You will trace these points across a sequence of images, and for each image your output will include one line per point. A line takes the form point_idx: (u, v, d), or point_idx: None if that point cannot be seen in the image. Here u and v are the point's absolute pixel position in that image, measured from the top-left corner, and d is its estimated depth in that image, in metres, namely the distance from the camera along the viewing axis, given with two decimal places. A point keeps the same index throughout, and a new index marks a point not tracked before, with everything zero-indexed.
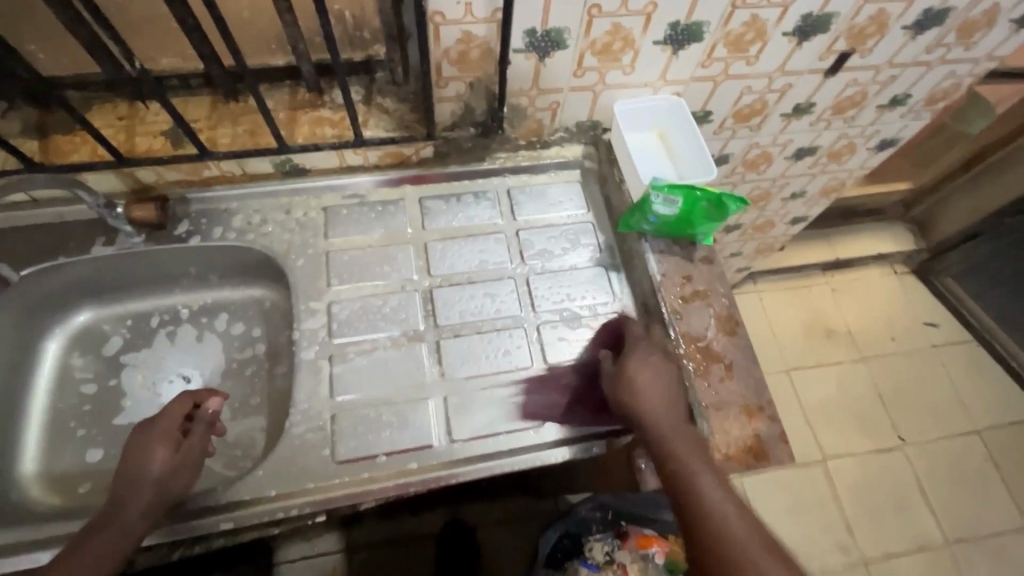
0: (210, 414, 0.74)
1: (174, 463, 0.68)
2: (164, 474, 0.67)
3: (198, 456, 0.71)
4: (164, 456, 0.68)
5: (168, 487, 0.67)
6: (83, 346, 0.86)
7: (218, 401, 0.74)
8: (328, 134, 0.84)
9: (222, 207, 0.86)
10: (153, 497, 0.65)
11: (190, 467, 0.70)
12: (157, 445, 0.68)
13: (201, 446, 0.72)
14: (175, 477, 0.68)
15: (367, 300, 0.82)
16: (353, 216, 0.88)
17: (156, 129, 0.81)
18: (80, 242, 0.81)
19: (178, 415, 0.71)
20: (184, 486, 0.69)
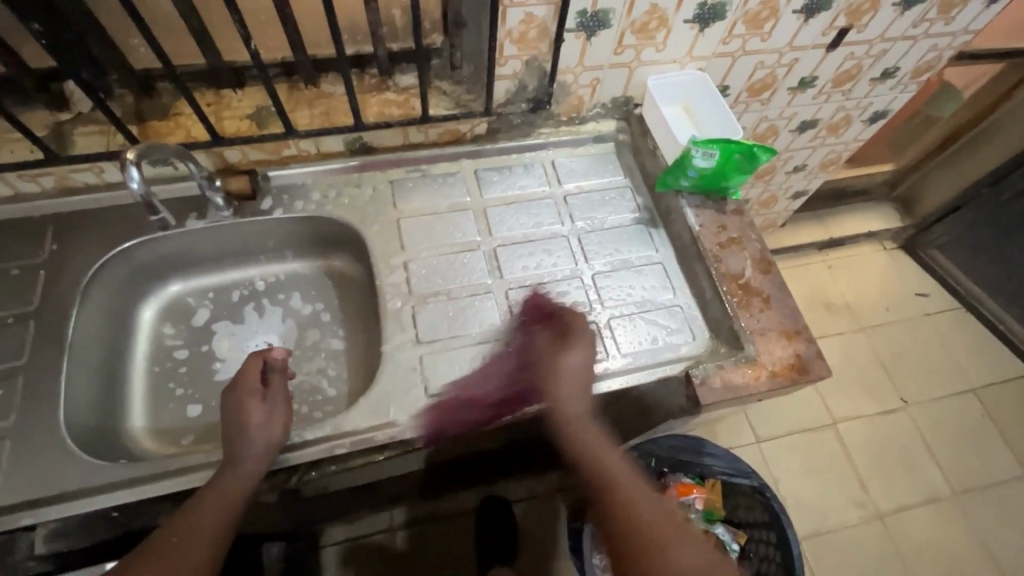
0: (280, 363, 0.81)
1: (264, 414, 0.75)
2: (259, 422, 0.74)
3: (285, 405, 0.78)
4: (255, 408, 0.75)
5: (265, 431, 0.74)
6: (173, 316, 0.93)
7: (282, 351, 0.81)
8: (395, 113, 0.94)
9: (299, 183, 0.95)
10: (261, 447, 0.73)
11: (279, 410, 0.76)
12: (247, 400, 0.75)
13: (284, 391, 0.79)
14: (271, 424, 0.75)
15: (438, 259, 0.91)
16: (418, 188, 0.97)
17: (242, 112, 0.90)
18: (175, 217, 0.89)
19: (255, 375, 0.78)
20: (281, 430, 0.75)
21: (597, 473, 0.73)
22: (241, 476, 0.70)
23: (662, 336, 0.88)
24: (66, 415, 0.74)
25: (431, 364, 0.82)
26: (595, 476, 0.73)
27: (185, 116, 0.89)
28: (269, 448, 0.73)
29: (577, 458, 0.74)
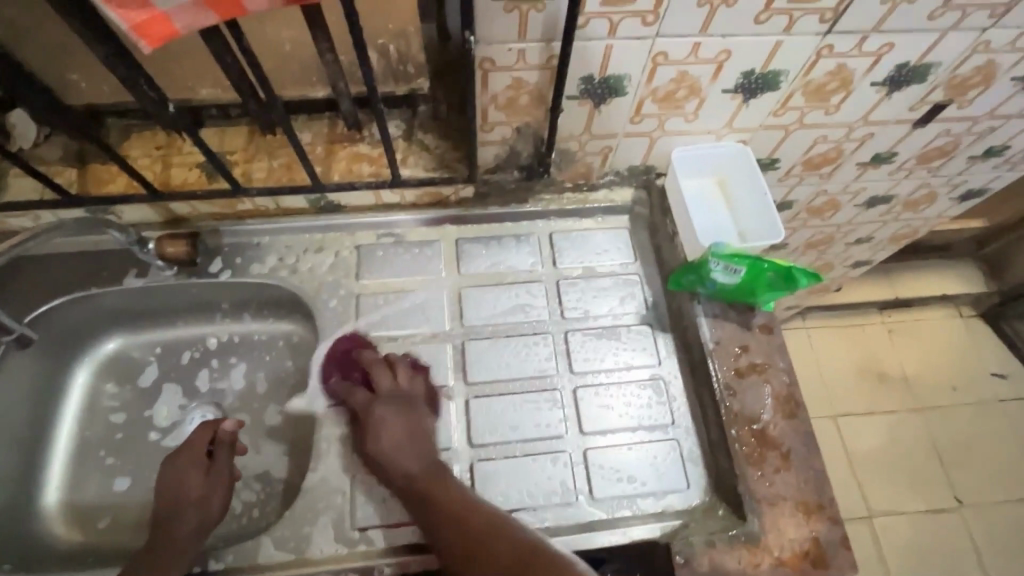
0: (229, 436, 0.75)
1: (202, 493, 0.70)
2: (197, 497, 0.70)
3: (225, 480, 0.73)
4: (193, 485, 0.71)
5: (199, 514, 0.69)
6: (111, 375, 0.85)
7: (234, 423, 0.76)
8: (365, 172, 0.80)
9: (254, 242, 0.83)
10: (194, 524, 0.68)
11: (220, 487, 0.72)
12: (186, 476, 0.71)
13: (227, 468, 0.74)
14: (208, 502, 0.70)
15: (397, 349, 0.78)
16: (388, 258, 0.84)
17: (192, 160, 0.79)
18: (113, 273, 0.80)
19: (201, 445, 0.74)
20: (215, 515, 0.70)
21: (438, 544, 0.64)
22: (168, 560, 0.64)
23: (649, 481, 0.72)
24: None
25: (366, 486, 0.70)
26: (444, 550, 0.63)
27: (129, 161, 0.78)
28: (200, 534, 0.68)
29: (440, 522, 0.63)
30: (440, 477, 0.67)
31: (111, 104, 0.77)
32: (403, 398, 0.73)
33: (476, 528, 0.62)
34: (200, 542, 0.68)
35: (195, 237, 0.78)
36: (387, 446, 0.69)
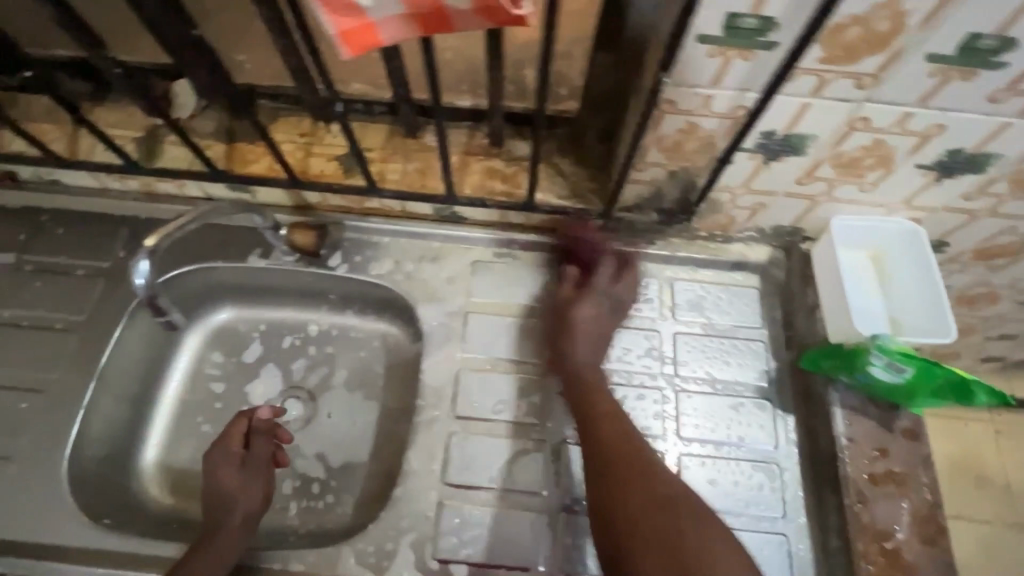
0: (264, 423, 0.72)
1: (241, 486, 0.69)
2: (236, 489, 0.68)
3: (261, 471, 0.71)
4: (231, 478, 0.69)
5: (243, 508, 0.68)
6: (220, 344, 0.88)
7: (269, 411, 0.72)
8: (497, 189, 0.78)
9: (373, 240, 0.83)
10: (238, 519, 0.66)
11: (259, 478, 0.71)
12: (222, 469, 0.69)
13: (268, 455, 0.72)
14: (249, 494, 0.69)
15: (500, 375, 0.76)
16: (501, 279, 0.81)
17: (331, 152, 0.79)
18: (239, 249, 0.82)
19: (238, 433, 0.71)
20: (257, 507, 0.69)
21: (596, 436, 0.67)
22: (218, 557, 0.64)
23: None
24: (74, 450, 0.70)
25: (450, 517, 0.68)
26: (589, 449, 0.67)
27: (274, 143, 0.80)
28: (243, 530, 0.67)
29: (606, 416, 0.68)
30: (601, 379, 0.72)
31: (267, 86, 0.78)
32: (612, 299, 0.76)
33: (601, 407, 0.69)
34: (247, 538, 0.66)
35: (323, 232, 0.80)
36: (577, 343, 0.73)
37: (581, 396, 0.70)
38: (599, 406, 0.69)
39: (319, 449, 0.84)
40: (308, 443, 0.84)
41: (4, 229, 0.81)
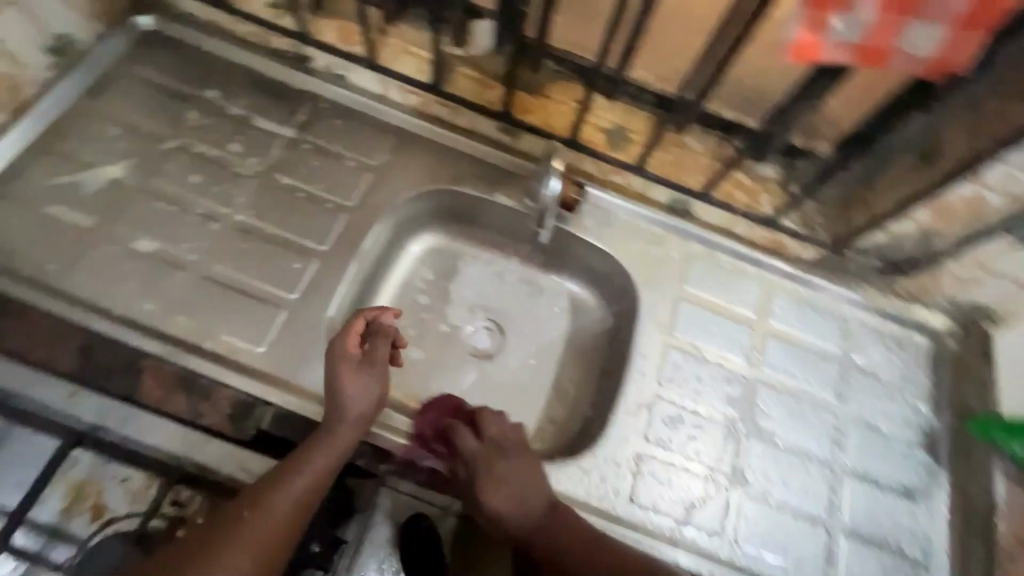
0: (382, 324, 0.74)
1: (359, 385, 0.69)
2: (353, 386, 0.69)
3: (387, 373, 0.73)
4: (348, 378, 0.69)
5: (478, 444, 0.74)
6: (428, 262, 0.94)
7: (391, 315, 0.74)
8: (739, 199, 0.88)
9: (606, 210, 0.90)
10: (353, 416, 0.67)
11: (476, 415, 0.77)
12: (341, 369, 0.69)
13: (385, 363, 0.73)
14: (366, 397, 0.69)
15: (700, 363, 0.83)
16: (712, 279, 0.88)
17: (600, 123, 0.88)
18: (488, 184, 0.89)
19: (356, 336, 0.72)
20: (372, 409, 0.69)
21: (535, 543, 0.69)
22: (327, 453, 0.65)
23: None
24: (333, 316, 0.78)
25: (648, 471, 0.76)
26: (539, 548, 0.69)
27: (551, 101, 0.87)
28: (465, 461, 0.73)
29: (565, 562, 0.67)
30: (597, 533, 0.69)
31: (560, 50, 0.84)
32: (507, 452, 0.73)
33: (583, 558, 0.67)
34: (359, 433, 0.68)
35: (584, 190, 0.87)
36: (500, 505, 0.69)
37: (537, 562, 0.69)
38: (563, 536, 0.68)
39: (499, 382, 0.89)
40: (493, 373, 0.90)
41: (288, 106, 0.89)
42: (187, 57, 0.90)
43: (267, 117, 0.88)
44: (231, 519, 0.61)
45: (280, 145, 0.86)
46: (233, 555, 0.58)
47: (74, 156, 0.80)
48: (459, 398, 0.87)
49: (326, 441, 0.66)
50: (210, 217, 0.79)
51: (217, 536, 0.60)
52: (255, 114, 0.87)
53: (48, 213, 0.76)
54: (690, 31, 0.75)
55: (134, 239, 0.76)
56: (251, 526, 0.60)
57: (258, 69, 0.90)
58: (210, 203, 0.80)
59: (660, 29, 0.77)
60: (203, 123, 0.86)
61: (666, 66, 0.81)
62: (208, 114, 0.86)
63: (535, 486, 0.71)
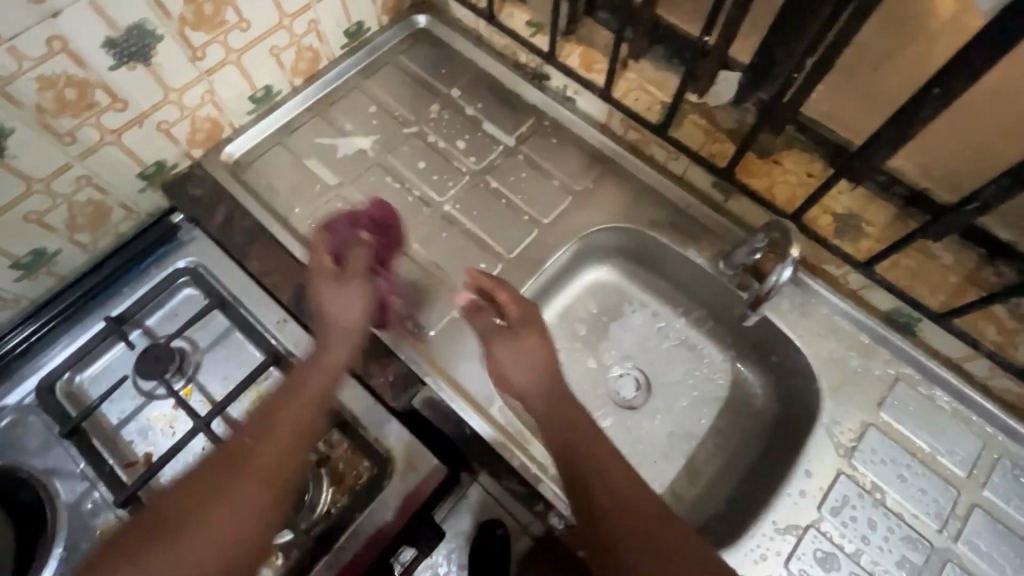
0: (475, 276, 0.75)
1: (518, 364, 0.73)
2: (520, 368, 0.73)
3: (523, 334, 0.75)
4: (509, 365, 0.73)
5: (532, 369, 0.74)
6: (597, 293, 0.93)
7: (475, 269, 0.76)
8: (988, 335, 0.71)
9: (811, 300, 0.81)
10: (538, 396, 0.73)
11: (530, 330, 0.76)
12: (500, 355, 0.74)
13: (510, 341, 0.74)
14: (525, 378, 0.73)
15: (876, 507, 0.70)
16: (919, 415, 0.74)
17: (830, 205, 0.79)
18: (684, 237, 0.86)
19: (483, 316, 0.75)
20: (530, 393, 0.73)
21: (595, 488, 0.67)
22: (309, 387, 0.70)
23: None
24: None
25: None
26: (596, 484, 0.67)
27: (781, 169, 0.80)
28: (529, 393, 0.72)
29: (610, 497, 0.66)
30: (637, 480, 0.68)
31: (811, 119, 0.78)
32: (537, 328, 0.76)
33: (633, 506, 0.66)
34: (548, 405, 0.73)
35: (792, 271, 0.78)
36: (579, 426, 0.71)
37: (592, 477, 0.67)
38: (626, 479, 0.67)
39: (632, 437, 0.86)
40: (628, 426, 0.86)
41: (516, 116, 0.95)
42: (445, 56, 1.00)
43: (496, 123, 0.94)
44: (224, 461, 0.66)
45: (499, 151, 0.92)
46: (230, 507, 0.63)
47: (338, 123, 0.94)
48: None
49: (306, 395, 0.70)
50: (424, 202, 0.88)
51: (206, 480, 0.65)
52: (486, 119, 0.95)
53: (306, 167, 0.90)
54: (996, 140, 0.65)
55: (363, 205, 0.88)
56: (251, 485, 0.64)
57: (499, 78, 0.98)
58: (428, 189, 0.89)
59: (961, 128, 0.67)
60: (442, 118, 0.95)
61: (950, 172, 0.71)
62: (448, 110, 0.96)
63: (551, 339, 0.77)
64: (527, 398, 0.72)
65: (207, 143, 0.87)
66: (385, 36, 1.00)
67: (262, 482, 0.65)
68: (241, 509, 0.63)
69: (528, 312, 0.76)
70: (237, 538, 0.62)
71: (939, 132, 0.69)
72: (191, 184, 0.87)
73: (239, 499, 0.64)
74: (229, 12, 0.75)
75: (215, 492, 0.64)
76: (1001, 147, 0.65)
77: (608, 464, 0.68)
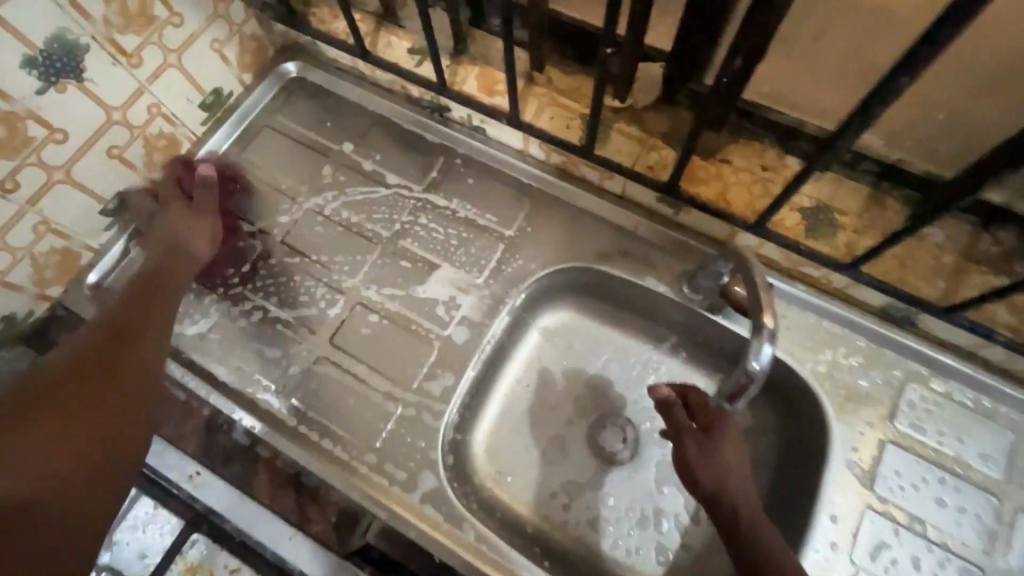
0: (670, 395, 0.62)
1: (713, 465, 0.58)
2: (686, 469, 0.59)
3: (711, 429, 0.61)
4: (690, 449, 0.60)
5: (746, 489, 0.58)
6: (556, 345, 0.81)
7: (661, 385, 0.62)
8: (1000, 320, 0.62)
9: (791, 310, 0.71)
10: (722, 502, 0.56)
11: (727, 439, 0.60)
12: (681, 444, 0.60)
13: (732, 458, 0.59)
14: (734, 483, 0.57)
15: (911, 539, 0.62)
16: (939, 420, 0.65)
17: (796, 200, 0.67)
18: (639, 266, 0.75)
19: (680, 410, 0.62)
20: (721, 493, 0.57)
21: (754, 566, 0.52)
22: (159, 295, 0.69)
23: None
24: (444, 424, 0.69)
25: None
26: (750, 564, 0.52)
27: (730, 168, 0.69)
28: (728, 491, 0.57)
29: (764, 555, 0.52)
30: (768, 532, 0.54)
31: (752, 104, 0.67)
32: (711, 443, 0.60)
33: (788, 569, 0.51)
34: (732, 512, 0.56)
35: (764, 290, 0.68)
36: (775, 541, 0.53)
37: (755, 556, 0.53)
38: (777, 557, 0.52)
39: (629, 499, 0.75)
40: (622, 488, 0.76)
41: (422, 161, 0.82)
42: (329, 106, 0.86)
43: (400, 175, 0.81)
44: (81, 376, 0.61)
45: (408, 207, 0.79)
46: (38, 452, 0.54)
47: (218, 214, 0.80)
48: (580, 517, 0.74)
49: (153, 282, 0.70)
50: (336, 290, 0.75)
51: (91, 376, 0.61)
52: (389, 171, 0.81)
53: (191, 274, 0.76)
54: (977, 99, 0.54)
55: (265, 307, 0.74)
56: (87, 388, 0.60)
57: (395, 119, 0.84)
58: (337, 274, 0.76)
59: (933, 93, 0.56)
60: (338, 182, 0.81)
61: (932, 145, 0.60)
62: (343, 169, 0.82)
63: (733, 446, 0.60)
64: (725, 505, 0.56)
65: (62, 277, 0.73)
66: (252, 97, 0.85)
67: (101, 417, 0.59)
68: (76, 425, 0.58)
69: (720, 417, 0.61)
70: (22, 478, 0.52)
71: (914, 103, 0.57)
72: (56, 328, 0.73)
73: (66, 421, 0.58)
74: (31, 126, 0.61)
75: (75, 412, 0.58)
76: (987, 105, 0.54)
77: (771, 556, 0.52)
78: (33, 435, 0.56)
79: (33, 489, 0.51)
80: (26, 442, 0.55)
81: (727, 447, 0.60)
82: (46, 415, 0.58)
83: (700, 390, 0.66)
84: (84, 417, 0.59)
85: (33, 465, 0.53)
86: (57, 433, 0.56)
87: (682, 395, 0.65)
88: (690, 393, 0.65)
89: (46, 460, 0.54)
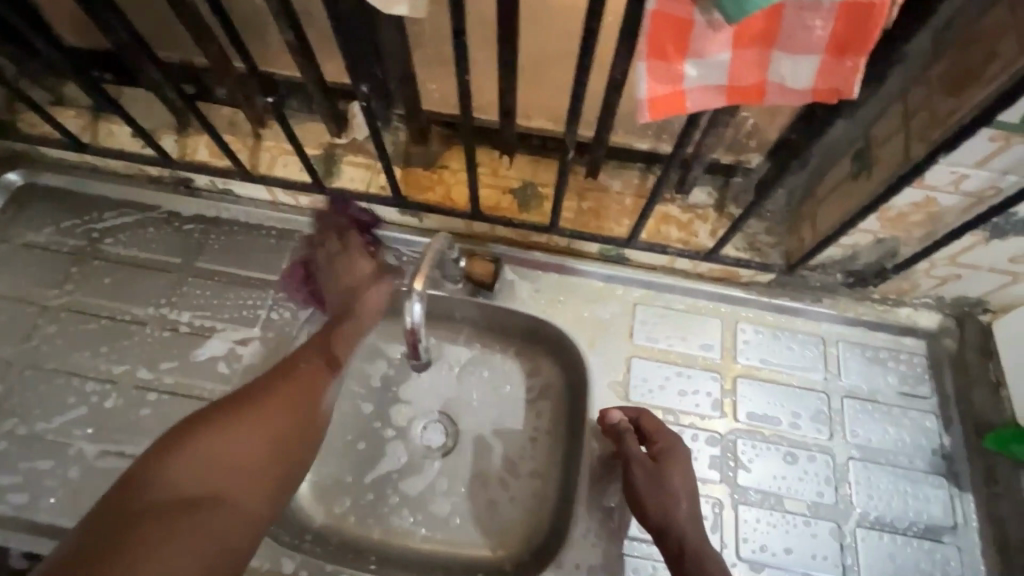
0: (619, 424, 0.71)
1: (667, 492, 0.66)
2: (633, 491, 0.67)
3: (665, 455, 0.68)
4: (636, 472, 0.68)
5: (689, 505, 0.65)
6: (362, 366, 0.87)
7: (613, 411, 0.71)
8: (673, 236, 0.78)
9: (536, 272, 0.82)
10: (648, 507, 0.65)
11: (678, 464, 0.68)
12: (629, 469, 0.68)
13: (692, 479, 0.67)
14: (694, 506, 0.65)
15: (665, 428, 0.74)
16: (666, 327, 0.80)
17: (506, 184, 0.79)
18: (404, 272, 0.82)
19: (632, 440, 0.69)
20: (642, 500, 0.66)
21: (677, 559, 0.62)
22: (295, 381, 0.65)
23: None
24: None
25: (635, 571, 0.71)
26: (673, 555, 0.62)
27: (449, 171, 0.80)
28: (674, 523, 0.63)
29: (682, 547, 0.62)
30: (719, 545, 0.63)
31: (446, 116, 0.78)
32: (665, 468, 0.67)
33: (709, 560, 0.61)
34: (656, 513, 0.65)
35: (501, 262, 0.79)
36: (693, 532, 0.63)
37: (676, 549, 0.62)
38: (692, 543, 0.62)
39: (456, 482, 0.81)
40: (449, 475, 0.81)
41: (176, 233, 0.83)
42: (64, 202, 0.84)
43: (155, 251, 0.82)
44: (327, 331, 0.69)
45: (168, 280, 0.80)
46: (232, 461, 0.58)
47: None
48: (416, 514, 0.79)
49: (335, 375, 0.67)
50: (105, 381, 0.73)
51: (219, 413, 0.61)
52: (141, 252, 0.81)
53: None
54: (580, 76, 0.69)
55: (25, 422, 0.70)
56: (275, 410, 0.62)
57: (137, 200, 0.84)
58: (104, 364, 0.74)
59: (552, 79, 0.70)
60: (90, 273, 0.80)
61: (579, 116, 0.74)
62: (92, 261, 0.81)
63: (689, 465, 0.68)
64: (671, 533, 0.63)
65: None
66: None
67: (277, 418, 0.62)
68: (265, 436, 0.60)
69: (670, 443, 0.69)
70: (210, 489, 0.56)
71: (548, 88, 0.71)
72: None
73: (234, 426, 0.60)
74: None
75: (264, 414, 0.62)
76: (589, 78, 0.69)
77: (688, 545, 0.62)
78: (239, 412, 0.61)
79: (192, 471, 0.56)
80: (196, 452, 0.57)
81: (676, 469, 0.67)
82: (227, 416, 0.60)
83: (653, 413, 0.73)
84: (251, 441, 0.60)
85: (223, 459, 0.58)
86: (231, 440, 0.59)
87: (636, 421, 0.72)
88: (642, 419, 0.71)
89: (235, 467, 0.58)
